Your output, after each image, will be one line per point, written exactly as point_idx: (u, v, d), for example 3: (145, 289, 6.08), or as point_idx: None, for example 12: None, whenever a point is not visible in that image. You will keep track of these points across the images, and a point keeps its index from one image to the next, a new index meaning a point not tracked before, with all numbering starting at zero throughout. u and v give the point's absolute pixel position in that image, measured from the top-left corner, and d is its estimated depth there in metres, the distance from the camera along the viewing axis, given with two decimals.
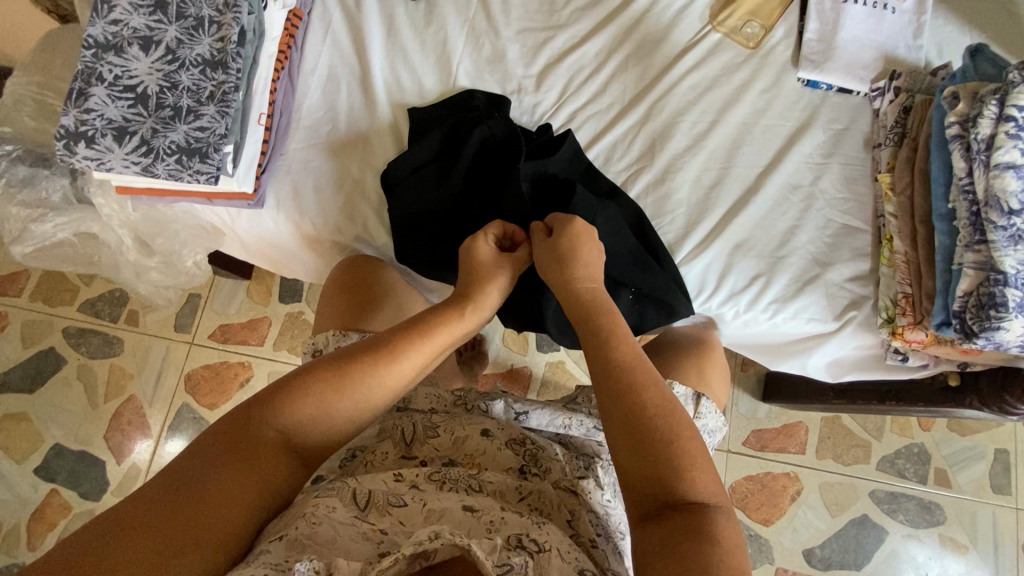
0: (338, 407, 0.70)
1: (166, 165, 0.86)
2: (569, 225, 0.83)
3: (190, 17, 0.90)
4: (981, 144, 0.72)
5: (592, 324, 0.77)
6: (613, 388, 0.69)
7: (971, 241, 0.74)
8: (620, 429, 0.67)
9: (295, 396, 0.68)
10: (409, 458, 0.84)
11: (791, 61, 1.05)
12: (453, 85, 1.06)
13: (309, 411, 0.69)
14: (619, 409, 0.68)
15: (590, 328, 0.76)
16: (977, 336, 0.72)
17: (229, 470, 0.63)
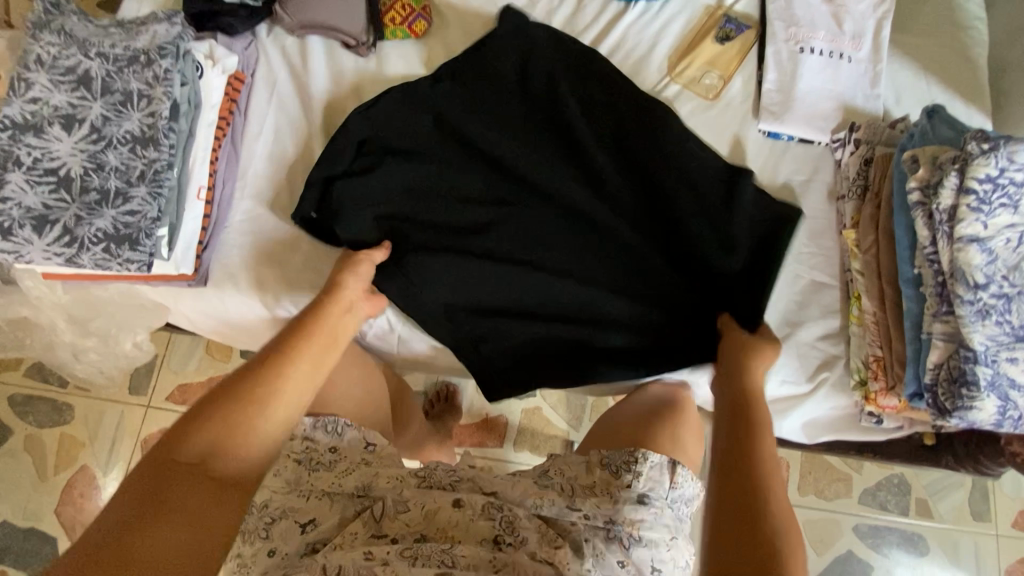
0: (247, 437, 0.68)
1: (92, 254, 0.80)
2: (766, 332, 0.84)
3: (116, 91, 0.84)
4: (943, 215, 0.70)
5: (748, 417, 0.74)
6: (743, 483, 0.67)
7: (939, 311, 0.72)
8: (725, 492, 0.67)
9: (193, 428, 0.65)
10: (379, 536, 0.76)
11: (751, 112, 1.03)
12: None
13: (215, 437, 0.66)
14: (725, 459, 0.70)
15: (747, 419, 0.74)
16: (949, 414, 0.70)
17: (179, 495, 0.62)
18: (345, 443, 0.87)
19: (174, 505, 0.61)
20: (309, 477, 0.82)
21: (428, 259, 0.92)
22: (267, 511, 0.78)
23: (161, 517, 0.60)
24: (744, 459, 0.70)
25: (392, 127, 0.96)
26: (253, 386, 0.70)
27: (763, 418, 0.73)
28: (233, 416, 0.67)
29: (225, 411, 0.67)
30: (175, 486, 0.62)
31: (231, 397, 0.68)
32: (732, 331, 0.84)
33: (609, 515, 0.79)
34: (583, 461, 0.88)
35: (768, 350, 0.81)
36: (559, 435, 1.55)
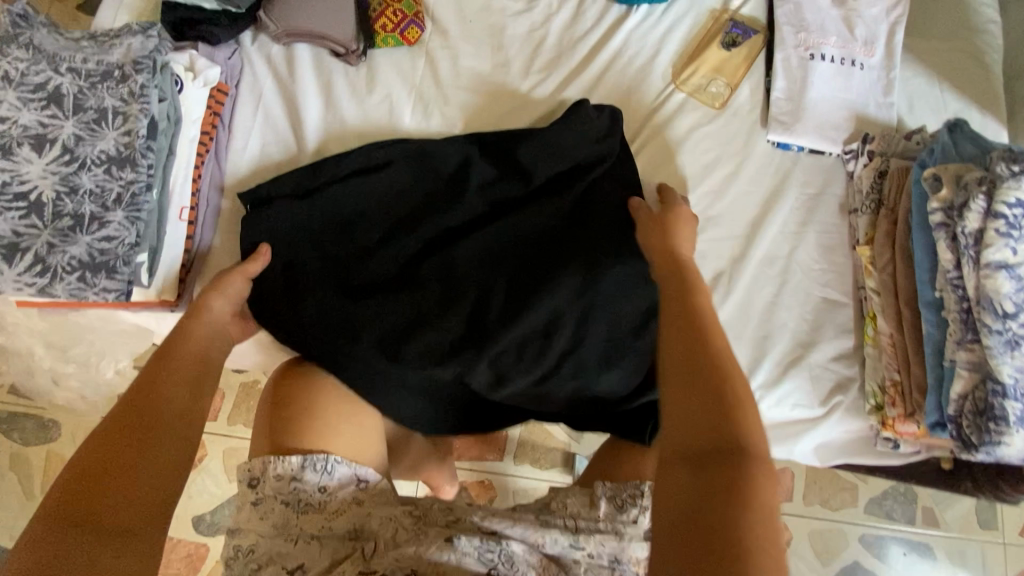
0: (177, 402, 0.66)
1: (66, 284, 0.75)
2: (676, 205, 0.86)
3: (90, 109, 0.79)
4: (969, 239, 0.66)
5: (698, 323, 0.63)
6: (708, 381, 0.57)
7: (963, 339, 0.68)
8: (687, 428, 0.55)
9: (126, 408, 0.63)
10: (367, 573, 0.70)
11: (760, 121, 0.99)
12: None
13: (148, 407, 0.63)
14: (699, 406, 0.56)
15: (693, 325, 0.63)
16: (976, 449, 0.67)
17: (124, 461, 0.59)
18: (334, 482, 0.80)
19: (116, 470, 0.57)
20: (298, 518, 0.77)
21: (392, 340, 0.88)
22: (252, 557, 0.74)
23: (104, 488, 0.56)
24: (716, 378, 0.57)
25: (373, 188, 0.92)
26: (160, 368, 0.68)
27: (723, 344, 0.60)
28: (157, 388, 0.65)
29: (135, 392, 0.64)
30: (121, 454, 0.59)
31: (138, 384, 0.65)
32: (642, 214, 0.86)
33: (615, 554, 0.76)
34: (587, 495, 0.84)
35: (692, 225, 0.85)
36: (560, 447, 1.52)
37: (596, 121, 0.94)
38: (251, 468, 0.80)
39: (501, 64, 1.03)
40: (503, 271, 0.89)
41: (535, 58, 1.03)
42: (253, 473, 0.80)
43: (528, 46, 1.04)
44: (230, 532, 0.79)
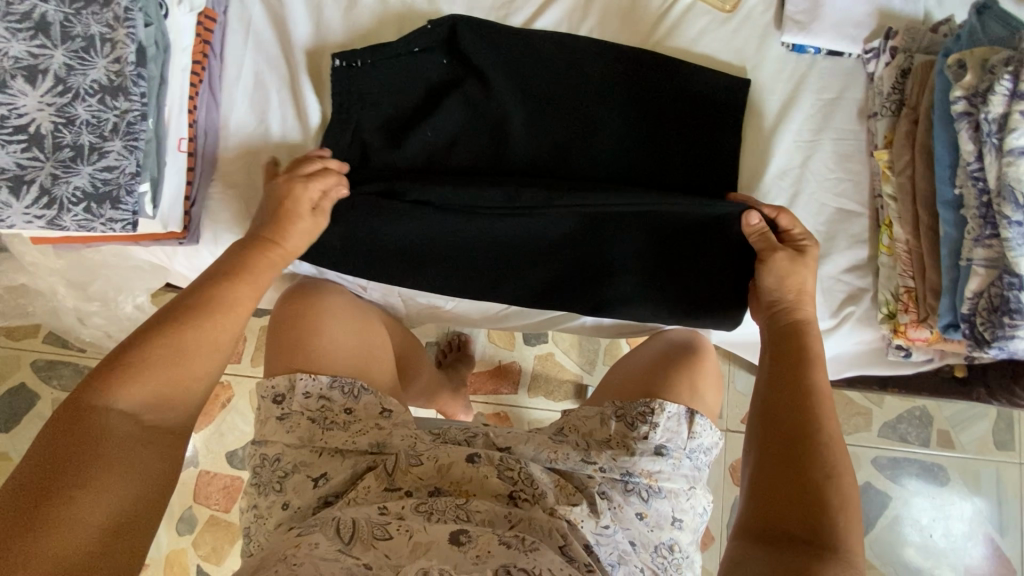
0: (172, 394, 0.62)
1: (74, 216, 0.76)
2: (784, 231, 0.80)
3: (77, 37, 0.77)
4: (992, 125, 0.63)
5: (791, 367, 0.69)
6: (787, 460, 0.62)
7: (981, 235, 0.66)
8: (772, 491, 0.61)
9: (131, 367, 0.60)
10: (392, 489, 0.79)
11: (774, 23, 0.93)
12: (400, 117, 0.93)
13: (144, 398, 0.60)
14: (782, 421, 0.65)
15: (799, 402, 0.66)
16: (989, 345, 0.66)
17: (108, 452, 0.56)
18: (359, 406, 0.89)
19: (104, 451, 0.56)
20: (323, 434, 0.85)
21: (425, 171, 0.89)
22: (280, 465, 0.85)
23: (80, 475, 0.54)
24: (798, 431, 0.64)
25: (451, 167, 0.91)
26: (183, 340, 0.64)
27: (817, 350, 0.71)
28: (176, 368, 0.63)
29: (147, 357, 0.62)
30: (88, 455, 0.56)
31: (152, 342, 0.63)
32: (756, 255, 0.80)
33: (625, 468, 0.83)
34: (597, 414, 0.89)
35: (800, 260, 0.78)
36: (572, 379, 1.55)
37: (617, 114, 0.91)
38: (274, 386, 0.88)
39: None
40: (536, 147, 0.91)
41: None
42: (276, 391, 0.88)
43: None
44: (257, 442, 0.88)
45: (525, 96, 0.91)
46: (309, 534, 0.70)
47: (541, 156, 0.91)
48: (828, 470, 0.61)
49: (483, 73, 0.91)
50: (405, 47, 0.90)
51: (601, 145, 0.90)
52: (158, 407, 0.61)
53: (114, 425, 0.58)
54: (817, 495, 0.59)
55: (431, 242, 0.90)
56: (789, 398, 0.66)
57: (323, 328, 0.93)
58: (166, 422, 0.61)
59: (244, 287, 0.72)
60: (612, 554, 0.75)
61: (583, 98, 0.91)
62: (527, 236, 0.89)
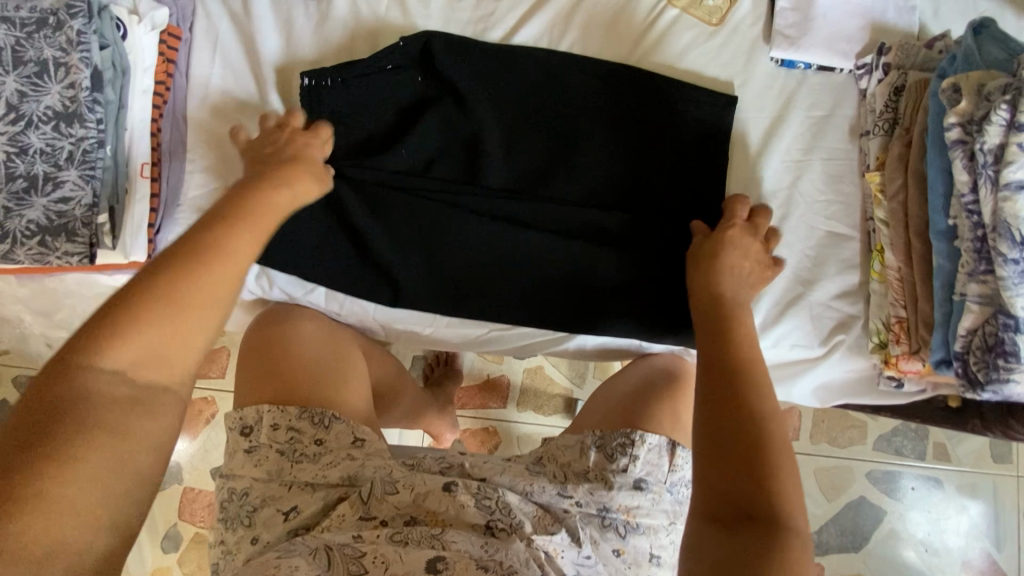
0: (183, 345, 0.51)
1: (28, 250, 0.73)
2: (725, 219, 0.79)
3: (29, 62, 0.74)
4: (987, 156, 0.60)
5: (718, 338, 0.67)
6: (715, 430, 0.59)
7: (975, 270, 0.63)
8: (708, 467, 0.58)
9: (127, 315, 0.49)
10: (367, 518, 0.77)
11: (763, 36, 0.89)
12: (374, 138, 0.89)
13: (139, 351, 0.49)
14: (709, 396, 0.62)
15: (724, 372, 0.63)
16: (982, 387, 0.63)
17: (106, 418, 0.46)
18: (330, 436, 0.85)
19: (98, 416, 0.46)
20: (292, 468, 0.83)
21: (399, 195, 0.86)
22: (247, 499, 0.82)
23: (70, 453, 0.44)
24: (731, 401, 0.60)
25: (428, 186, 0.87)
26: (199, 282, 0.52)
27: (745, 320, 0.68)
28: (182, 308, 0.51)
29: (155, 303, 0.50)
30: (81, 425, 0.45)
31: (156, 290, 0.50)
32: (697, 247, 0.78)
33: (603, 503, 0.80)
34: (576, 444, 0.86)
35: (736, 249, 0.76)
36: (562, 393, 1.52)
37: (599, 130, 0.88)
38: (241, 417, 0.86)
39: None
40: (516, 166, 0.88)
41: None
42: (244, 422, 0.86)
43: None
44: (225, 476, 0.86)
45: (505, 113, 0.88)
46: (289, 558, 0.70)
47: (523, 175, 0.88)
48: (762, 439, 0.58)
49: (458, 90, 0.87)
50: (376, 64, 0.86)
51: (584, 162, 0.87)
52: (163, 362, 0.50)
53: (113, 389, 0.48)
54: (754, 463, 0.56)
55: (410, 264, 0.87)
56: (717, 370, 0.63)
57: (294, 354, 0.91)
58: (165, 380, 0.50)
59: (256, 220, 0.59)
60: None
61: (563, 114, 0.88)
62: (516, 252, 0.87)
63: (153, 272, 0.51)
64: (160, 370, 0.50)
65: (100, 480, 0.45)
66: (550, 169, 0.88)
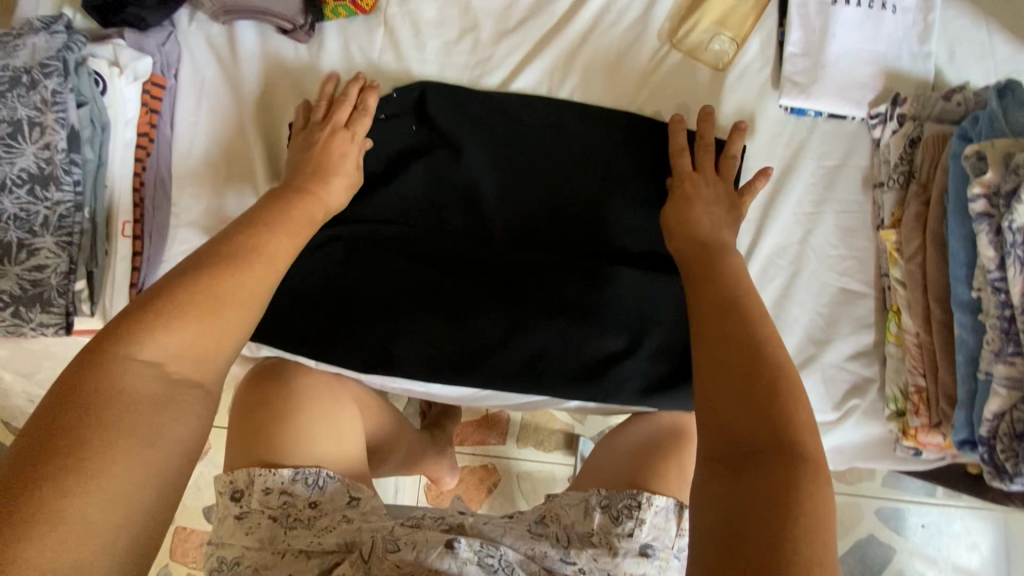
0: (215, 335, 0.51)
1: (1, 321, 0.70)
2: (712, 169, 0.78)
3: (3, 122, 0.70)
4: (1017, 235, 0.56)
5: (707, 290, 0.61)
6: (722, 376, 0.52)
7: (1003, 350, 0.59)
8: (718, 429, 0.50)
9: (160, 319, 0.49)
10: None
11: (772, 82, 0.86)
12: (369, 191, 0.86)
13: (175, 345, 0.49)
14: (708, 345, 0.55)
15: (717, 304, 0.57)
16: (1012, 478, 0.59)
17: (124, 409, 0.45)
18: (325, 497, 0.83)
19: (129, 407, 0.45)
20: (286, 534, 0.79)
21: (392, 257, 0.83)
22: (239, 569, 0.78)
23: (89, 438, 0.42)
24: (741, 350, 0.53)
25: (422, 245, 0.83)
26: (233, 283, 0.53)
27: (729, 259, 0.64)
28: (219, 310, 0.52)
29: (190, 301, 0.50)
30: (103, 416, 0.44)
31: (190, 290, 0.51)
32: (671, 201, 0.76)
33: (605, 569, 0.76)
34: (581, 502, 0.83)
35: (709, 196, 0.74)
36: (563, 429, 1.49)
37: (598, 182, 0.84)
38: (231, 480, 0.82)
39: (470, 29, 0.89)
40: (511, 223, 0.84)
41: (508, 19, 0.89)
42: (234, 485, 0.82)
43: (501, 5, 0.90)
44: (214, 544, 0.82)
45: (502, 167, 0.84)
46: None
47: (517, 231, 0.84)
48: (769, 363, 0.51)
49: (456, 142, 0.84)
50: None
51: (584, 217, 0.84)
52: (198, 344, 0.50)
53: (144, 379, 0.47)
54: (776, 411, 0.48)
55: (399, 327, 0.82)
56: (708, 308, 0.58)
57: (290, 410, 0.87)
58: (196, 372, 0.50)
59: (297, 227, 0.63)
60: None
61: (561, 168, 0.84)
62: (510, 313, 0.82)
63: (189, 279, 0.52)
64: (190, 361, 0.49)
65: (131, 479, 0.43)
66: (548, 224, 0.84)
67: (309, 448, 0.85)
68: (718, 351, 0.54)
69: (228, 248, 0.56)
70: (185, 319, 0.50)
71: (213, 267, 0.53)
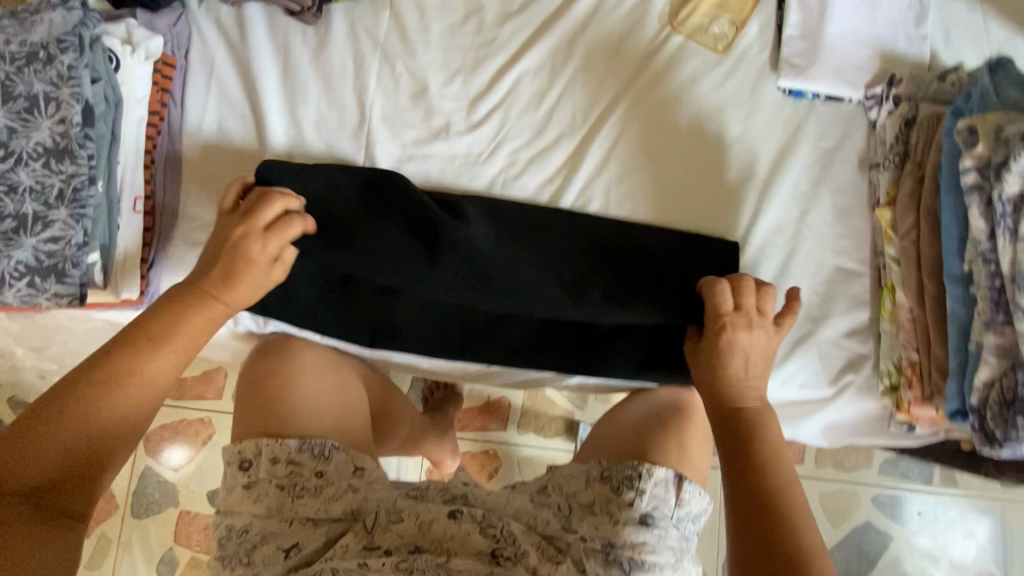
0: (94, 408, 0.60)
1: (16, 292, 0.71)
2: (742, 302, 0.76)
3: (20, 97, 0.73)
4: (1006, 205, 0.57)
5: (739, 424, 0.72)
6: (740, 520, 0.67)
7: (992, 320, 0.60)
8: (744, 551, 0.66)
9: (58, 426, 0.59)
10: (372, 547, 0.77)
11: (770, 65, 0.87)
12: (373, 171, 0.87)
13: (58, 451, 0.58)
14: (742, 486, 0.68)
15: (749, 454, 0.70)
16: (1000, 444, 0.60)
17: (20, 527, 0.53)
18: (330, 467, 0.84)
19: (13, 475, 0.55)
20: (292, 502, 0.82)
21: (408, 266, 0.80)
22: (247, 537, 0.80)
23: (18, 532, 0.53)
24: (764, 514, 0.66)
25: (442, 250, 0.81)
26: (121, 387, 0.62)
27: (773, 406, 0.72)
28: (130, 376, 0.63)
29: (69, 407, 0.59)
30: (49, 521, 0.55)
31: (101, 397, 0.61)
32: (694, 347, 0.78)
33: (608, 539, 0.79)
34: (582, 474, 0.86)
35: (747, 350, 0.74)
36: (563, 415, 1.50)
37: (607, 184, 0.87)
38: (240, 451, 0.84)
39: (474, 13, 0.91)
40: (529, 228, 0.84)
41: (511, 3, 0.91)
42: (243, 456, 0.84)
43: None
44: (223, 513, 0.84)
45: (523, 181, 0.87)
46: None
47: (533, 237, 0.84)
48: (783, 511, 0.66)
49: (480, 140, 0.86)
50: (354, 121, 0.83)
51: (600, 226, 0.85)
52: (91, 445, 0.60)
53: (29, 473, 0.56)
54: (777, 534, 0.65)
55: (403, 318, 0.87)
56: (738, 454, 0.70)
57: (293, 383, 0.89)
58: (77, 432, 0.59)
59: (235, 295, 0.71)
60: None
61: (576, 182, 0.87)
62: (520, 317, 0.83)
63: (144, 327, 0.66)
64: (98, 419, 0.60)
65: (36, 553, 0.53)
66: (565, 232, 0.85)
67: (315, 419, 0.88)
68: (754, 497, 0.67)
69: (157, 312, 0.67)
70: (112, 387, 0.62)
71: (141, 338, 0.65)
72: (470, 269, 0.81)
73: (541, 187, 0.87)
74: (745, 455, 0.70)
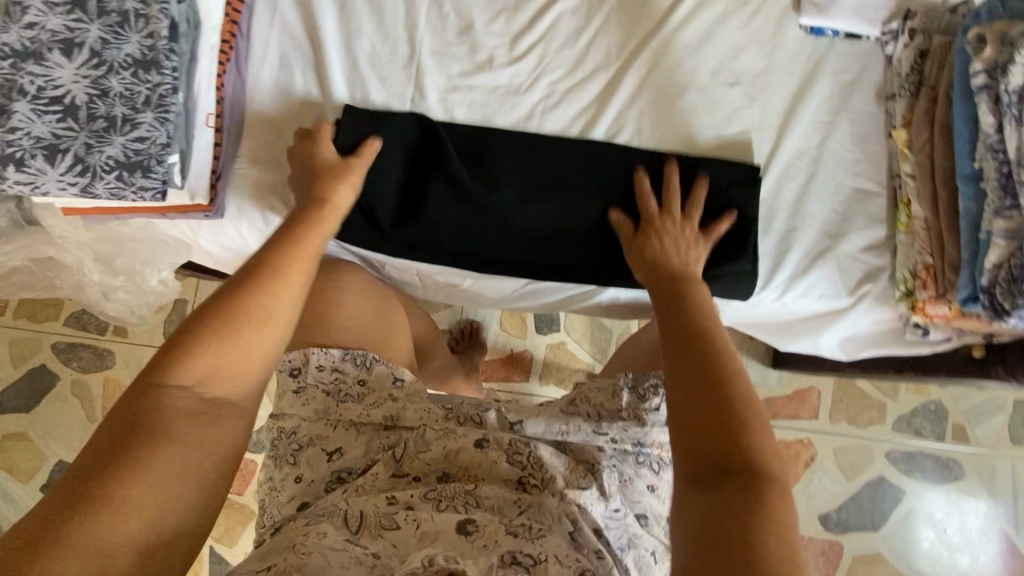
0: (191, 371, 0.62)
1: (106, 184, 0.79)
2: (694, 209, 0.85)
3: (112, 12, 0.80)
4: (1012, 96, 0.66)
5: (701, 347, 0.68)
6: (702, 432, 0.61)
7: (1001, 207, 0.68)
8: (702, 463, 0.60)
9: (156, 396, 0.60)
10: (400, 475, 0.79)
11: (793, 6, 0.94)
12: (422, 99, 0.94)
13: (164, 425, 0.58)
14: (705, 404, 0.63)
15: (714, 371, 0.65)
16: (1008, 314, 0.68)
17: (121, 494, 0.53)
18: (373, 377, 0.89)
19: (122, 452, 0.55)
20: (338, 407, 0.86)
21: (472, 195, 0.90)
22: (295, 438, 0.85)
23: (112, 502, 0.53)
24: (728, 431, 0.61)
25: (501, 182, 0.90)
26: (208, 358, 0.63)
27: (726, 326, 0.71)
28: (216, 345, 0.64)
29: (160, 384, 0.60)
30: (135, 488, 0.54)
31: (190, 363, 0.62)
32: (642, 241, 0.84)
33: (637, 439, 0.84)
34: (609, 386, 0.89)
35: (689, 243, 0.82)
36: (583, 368, 1.55)
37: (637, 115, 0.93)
38: (290, 359, 0.88)
39: None
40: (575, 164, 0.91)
41: None
42: (292, 363, 0.88)
43: None
44: (274, 415, 0.89)
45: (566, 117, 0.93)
46: (317, 524, 0.70)
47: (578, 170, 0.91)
48: (742, 424, 0.61)
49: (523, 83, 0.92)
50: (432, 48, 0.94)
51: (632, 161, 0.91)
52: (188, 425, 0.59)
53: (133, 448, 0.56)
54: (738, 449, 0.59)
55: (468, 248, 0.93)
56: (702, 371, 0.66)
57: (335, 301, 0.93)
58: (175, 407, 0.60)
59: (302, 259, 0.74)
60: (622, 537, 0.76)
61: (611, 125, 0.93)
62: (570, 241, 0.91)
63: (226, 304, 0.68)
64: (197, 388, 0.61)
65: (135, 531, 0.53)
66: (606, 166, 0.91)
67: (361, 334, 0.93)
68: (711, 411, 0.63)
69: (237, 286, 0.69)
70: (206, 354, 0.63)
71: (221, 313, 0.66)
72: (525, 201, 0.90)
73: (578, 116, 0.94)
74: (698, 359, 0.67)
